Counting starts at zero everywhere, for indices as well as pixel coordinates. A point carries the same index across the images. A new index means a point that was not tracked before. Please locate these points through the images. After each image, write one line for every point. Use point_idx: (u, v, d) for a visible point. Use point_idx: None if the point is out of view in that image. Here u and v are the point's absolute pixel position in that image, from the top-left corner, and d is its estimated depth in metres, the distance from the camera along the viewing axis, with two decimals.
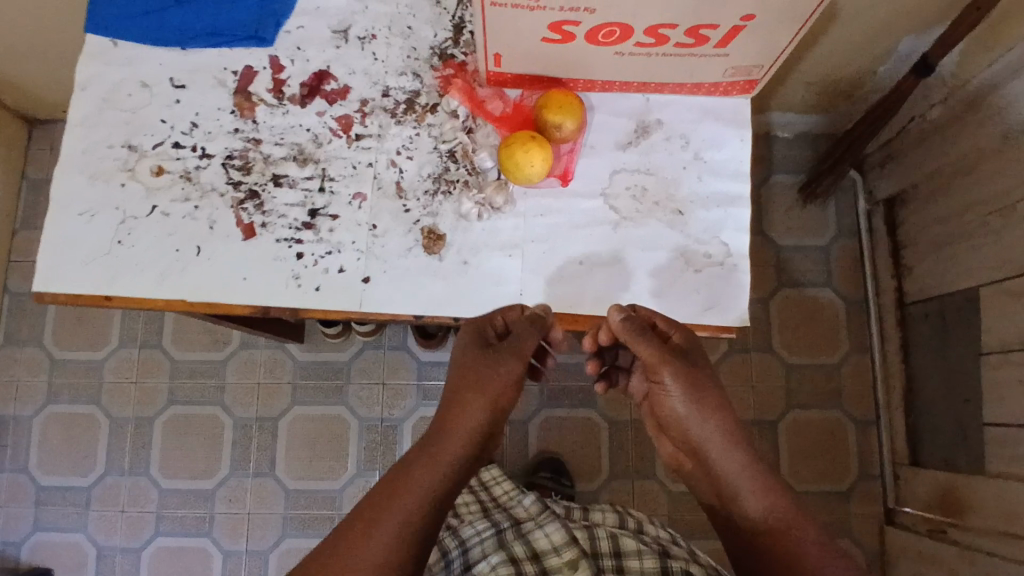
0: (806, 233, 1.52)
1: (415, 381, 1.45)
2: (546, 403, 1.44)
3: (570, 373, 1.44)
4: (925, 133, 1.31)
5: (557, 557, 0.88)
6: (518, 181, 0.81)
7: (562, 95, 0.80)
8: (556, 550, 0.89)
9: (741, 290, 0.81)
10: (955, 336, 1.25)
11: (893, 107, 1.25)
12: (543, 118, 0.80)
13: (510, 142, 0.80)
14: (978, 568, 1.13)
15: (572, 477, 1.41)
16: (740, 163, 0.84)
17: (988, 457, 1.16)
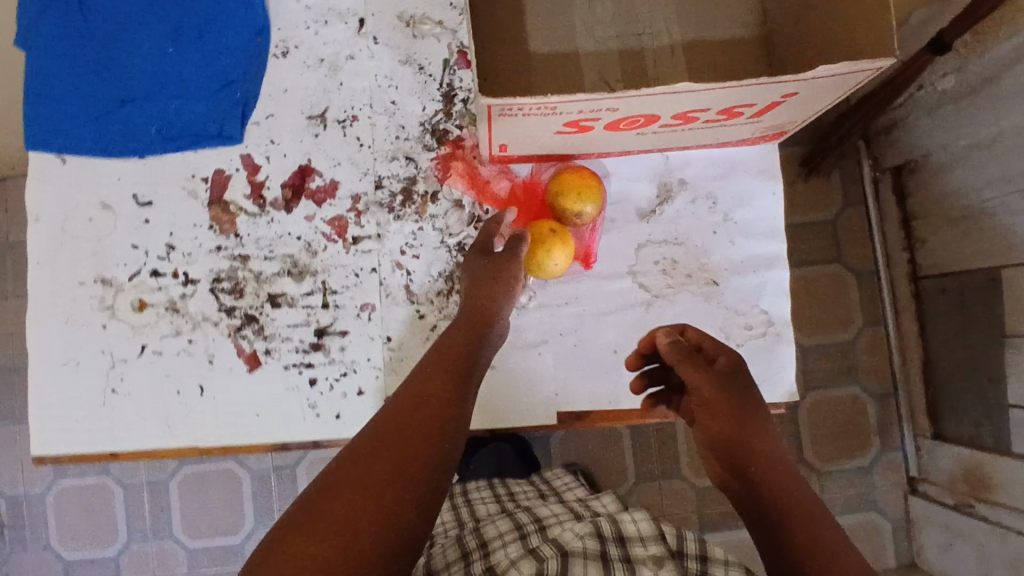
0: (812, 208, 1.46)
1: None
2: None
3: None
4: (935, 103, 1.20)
5: (642, 547, 0.75)
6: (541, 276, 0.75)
7: (578, 176, 0.72)
8: (643, 541, 0.76)
9: (786, 362, 0.77)
10: (976, 313, 1.23)
11: (901, 82, 1.15)
12: (560, 205, 0.72)
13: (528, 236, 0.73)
14: (1010, 546, 1.15)
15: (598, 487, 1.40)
16: (773, 219, 0.78)
17: (1016, 439, 1.15)
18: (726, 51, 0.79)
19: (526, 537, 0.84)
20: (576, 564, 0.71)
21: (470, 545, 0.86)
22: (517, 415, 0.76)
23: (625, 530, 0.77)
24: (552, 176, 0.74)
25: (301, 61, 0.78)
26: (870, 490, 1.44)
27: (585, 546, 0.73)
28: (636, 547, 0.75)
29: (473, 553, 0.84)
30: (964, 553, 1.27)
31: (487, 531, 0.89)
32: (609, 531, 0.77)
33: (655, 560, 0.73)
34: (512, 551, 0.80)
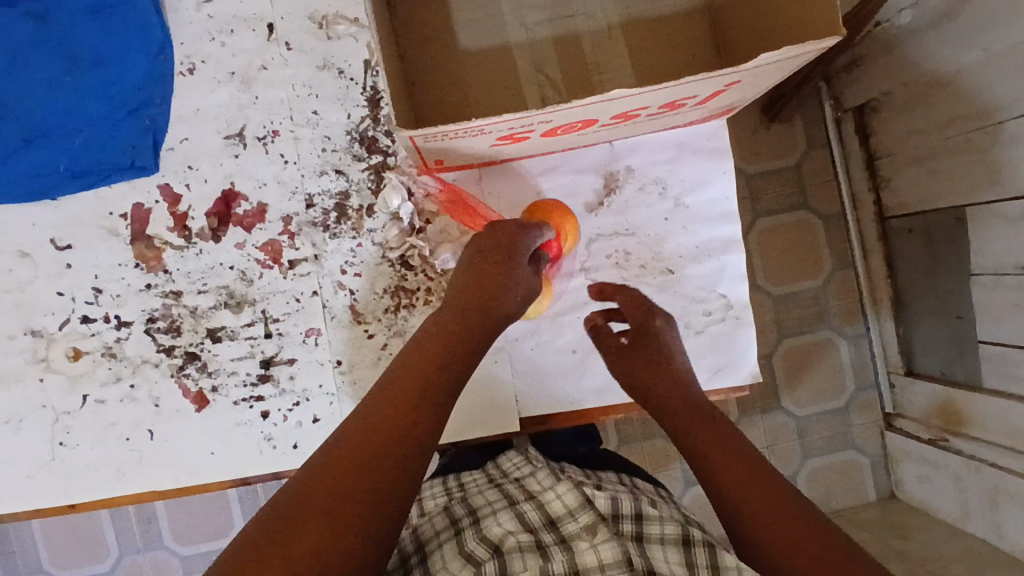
0: (775, 155, 1.39)
1: None
2: None
3: None
4: (892, 40, 1.07)
5: (573, 525, 0.57)
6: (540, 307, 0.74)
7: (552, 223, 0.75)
8: (572, 516, 0.58)
9: (749, 345, 0.75)
10: (944, 253, 1.14)
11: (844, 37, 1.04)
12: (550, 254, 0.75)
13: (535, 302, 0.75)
14: (986, 479, 1.12)
15: None
16: (728, 200, 0.76)
17: (985, 371, 1.10)
18: (661, 26, 0.75)
19: (449, 534, 0.62)
20: (513, 560, 0.54)
21: (403, 548, 0.65)
22: (478, 427, 0.75)
23: (550, 511, 0.59)
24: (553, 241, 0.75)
25: (210, 76, 0.73)
26: (849, 430, 1.43)
27: (515, 542, 0.56)
28: (566, 527, 0.57)
29: (410, 560, 0.63)
30: (943, 486, 1.25)
31: (422, 529, 0.65)
32: (534, 519, 0.59)
33: (591, 533, 0.55)
34: (447, 554, 0.60)
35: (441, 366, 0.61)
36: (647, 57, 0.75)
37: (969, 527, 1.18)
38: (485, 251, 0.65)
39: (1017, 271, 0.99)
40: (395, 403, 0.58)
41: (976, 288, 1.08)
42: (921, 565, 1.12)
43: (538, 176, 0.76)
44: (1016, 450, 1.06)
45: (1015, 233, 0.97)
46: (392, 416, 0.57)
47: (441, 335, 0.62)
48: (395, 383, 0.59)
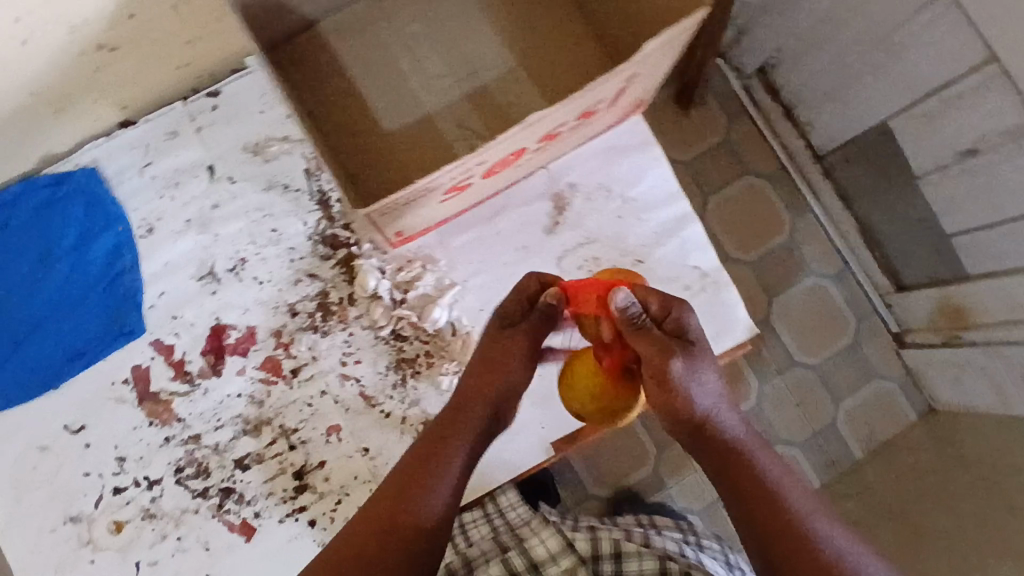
0: (702, 136, 1.47)
1: None
2: None
3: None
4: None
5: (557, 569, 0.75)
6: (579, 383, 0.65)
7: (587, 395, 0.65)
8: (555, 560, 0.76)
9: (734, 302, 0.80)
10: (884, 167, 1.20)
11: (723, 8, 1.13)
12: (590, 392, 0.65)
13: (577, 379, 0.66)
14: (1008, 360, 1.14)
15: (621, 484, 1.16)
16: (668, 182, 0.82)
17: (967, 259, 1.14)
18: (554, 55, 0.82)
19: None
20: None
21: None
22: (515, 465, 0.77)
23: (534, 554, 0.76)
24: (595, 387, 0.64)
25: (170, 230, 0.78)
26: (867, 362, 1.44)
27: None
28: (548, 569, 0.76)
29: None
30: (973, 381, 1.26)
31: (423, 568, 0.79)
32: (518, 563, 0.76)
33: None
34: None
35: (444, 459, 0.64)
36: (557, 82, 0.81)
37: None
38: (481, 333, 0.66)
39: (954, 159, 1.04)
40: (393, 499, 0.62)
41: (928, 187, 1.12)
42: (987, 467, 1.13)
43: (493, 218, 0.80)
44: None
45: (939, 126, 1.03)
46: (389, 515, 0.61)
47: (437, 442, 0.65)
48: (397, 482, 0.63)
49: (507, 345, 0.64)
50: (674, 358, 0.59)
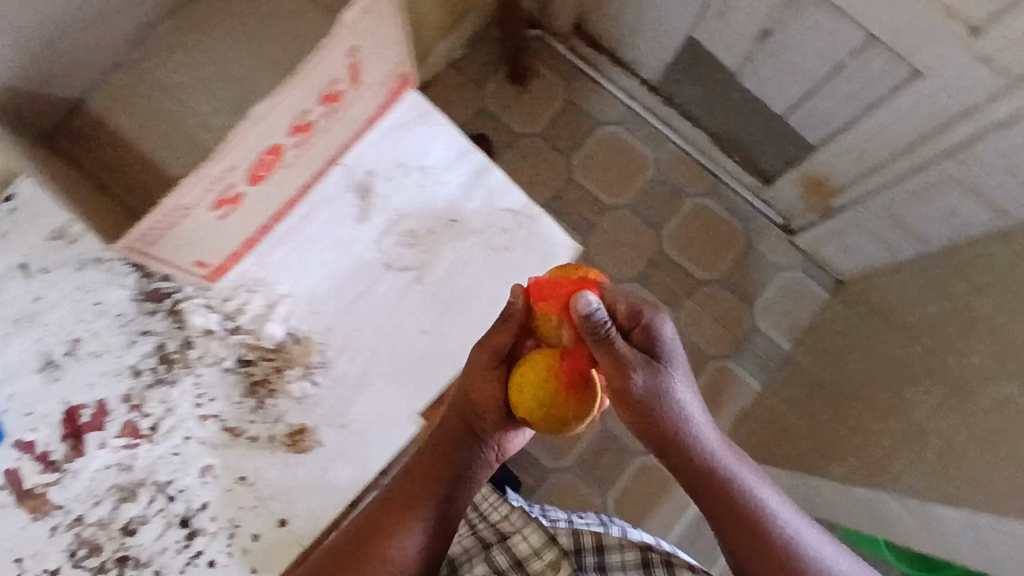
0: (546, 103, 1.55)
1: None
2: None
3: None
4: None
5: (539, 562, 0.76)
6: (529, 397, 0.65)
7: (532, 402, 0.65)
8: (537, 554, 0.77)
9: (552, 229, 0.82)
10: (711, 78, 1.33)
11: None
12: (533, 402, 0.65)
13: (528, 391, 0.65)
14: (876, 205, 1.27)
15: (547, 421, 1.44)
16: (458, 141, 0.84)
17: (804, 128, 1.27)
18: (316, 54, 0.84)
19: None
20: None
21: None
22: (391, 447, 0.77)
23: (518, 550, 0.77)
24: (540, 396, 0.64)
25: None
26: (766, 258, 1.52)
27: None
28: (532, 564, 0.77)
29: None
30: (860, 239, 1.37)
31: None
32: (501, 561, 0.77)
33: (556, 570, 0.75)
34: None
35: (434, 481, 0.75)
36: None
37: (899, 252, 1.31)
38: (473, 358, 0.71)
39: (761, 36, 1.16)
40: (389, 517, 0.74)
41: (757, 66, 1.22)
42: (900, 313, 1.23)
43: (300, 226, 0.80)
44: (884, 151, 1.18)
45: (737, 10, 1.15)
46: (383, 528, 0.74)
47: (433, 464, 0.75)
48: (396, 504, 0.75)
49: (484, 368, 0.70)
50: (636, 373, 0.65)
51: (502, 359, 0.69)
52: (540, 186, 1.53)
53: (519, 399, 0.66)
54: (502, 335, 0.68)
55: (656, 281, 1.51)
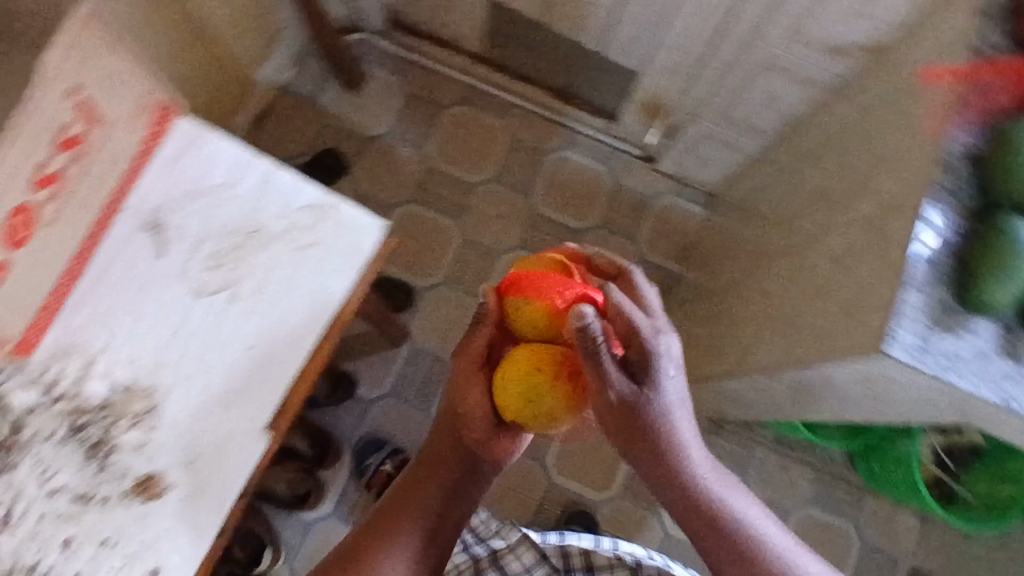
0: (385, 100, 1.55)
1: (335, 503, 1.40)
2: (425, 392, 1.45)
3: (413, 356, 1.47)
4: None
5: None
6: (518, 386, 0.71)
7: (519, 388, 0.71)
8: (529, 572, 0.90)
9: (350, 213, 0.84)
10: (526, 35, 1.35)
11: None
12: (520, 388, 0.71)
13: (517, 376, 0.71)
14: (708, 112, 1.30)
15: None
16: (238, 154, 0.82)
17: (620, 59, 1.29)
18: None
19: None
20: None
21: None
22: (246, 465, 0.81)
23: (511, 568, 0.90)
24: (527, 384, 0.70)
25: None
26: (635, 192, 1.56)
27: None
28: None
29: None
30: (710, 149, 1.40)
31: None
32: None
33: None
34: None
35: (438, 479, 0.82)
36: None
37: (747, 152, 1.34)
38: (464, 366, 0.79)
39: None
40: (392, 517, 0.80)
41: (555, 13, 1.24)
42: (755, 208, 1.26)
43: (101, 277, 0.77)
44: (691, 60, 1.20)
45: None
46: (384, 527, 0.80)
47: (435, 461, 0.82)
48: (400, 503, 0.81)
49: (470, 369, 0.78)
50: (615, 389, 0.68)
51: (483, 361, 0.78)
52: (400, 183, 1.53)
53: (502, 394, 0.73)
54: (482, 336, 0.77)
55: (536, 242, 1.53)
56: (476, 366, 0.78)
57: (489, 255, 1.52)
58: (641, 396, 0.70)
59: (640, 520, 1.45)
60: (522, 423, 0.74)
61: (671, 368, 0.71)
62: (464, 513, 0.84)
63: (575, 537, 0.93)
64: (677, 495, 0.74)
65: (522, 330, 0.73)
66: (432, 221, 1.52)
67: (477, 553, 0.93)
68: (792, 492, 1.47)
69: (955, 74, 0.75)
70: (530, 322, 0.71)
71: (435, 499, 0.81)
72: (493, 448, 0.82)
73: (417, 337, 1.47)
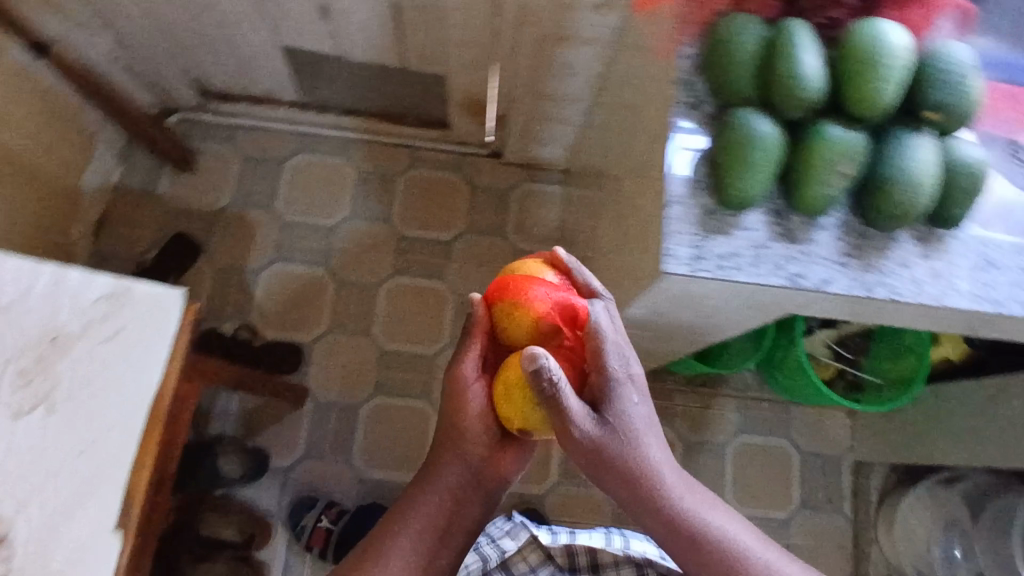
0: (222, 170, 1.56)
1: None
2: (340, 441, 1.43)
3: (319, 411, 1.44)
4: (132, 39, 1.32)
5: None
6: (511, 400, 0.71)
7: (511, 400, 0.71)
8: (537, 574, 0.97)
9: (148, 289, 0.79)
10: (329, 69, 1.37)
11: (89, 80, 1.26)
12: (511, 398, 0.71)
13: (509, 387, 0.71)
14: (519, 95, 1.33)
15: (381, 442, 1.43)
16: (13, 265, 0.76)
17: (421, 68, 1.32)
18: None
19: None
20: None
21: None
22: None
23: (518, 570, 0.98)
24: (516, 395, 0.70)
25: None
26: (495, 189, 1.58)
27: None
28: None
29: None
30: (542, 129, 1.43)
31: None
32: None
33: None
34: None
35: (434, 493, 0.80)
36: None
37: (574, 121, 1.37)
38: (454, 383, 0.79)
39: (320, 17, 1.21)
40: (388, 537, 0.77)
41: (341, 40, 1.27)
42: (597, 174, 1.29)
43: None
44: (481, 48, 1.22)
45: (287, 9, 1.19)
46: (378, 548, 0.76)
47: (432, 477, 0.80)
48: (398, 522, 0.78)
49: (461, 385, 0.79)
50: (580, 420, 0.66)
51: (468, 380, 0.78)
52: (261, 246, 1.52)
53: (500, 406, 0.74)
54: (473, 351, 0.78)
55: (410, 265, 1.52)
56: (466, 384, 0.79)
57: (367, 291, 1.50)
58: (608, 427, 0.68)
59: (586, 499, 1.46)
60: (526, 431, 0.74)
61: (634, 394, 0.71)
62: (464, 525, 0.81)
63: (583, 535, 0.99)
64: (658, 522, 0.71)
65: (511, 339, 0.73)
66: (299, 274, 1.50)
67: (485, 555, 0.97)
68: (722, 427, 1.49)
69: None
70: (517, 334, 0.71)
71: (428, 511, 0.79)
72: (490, 464, 0.81)
73: (317, 390, 1.45)
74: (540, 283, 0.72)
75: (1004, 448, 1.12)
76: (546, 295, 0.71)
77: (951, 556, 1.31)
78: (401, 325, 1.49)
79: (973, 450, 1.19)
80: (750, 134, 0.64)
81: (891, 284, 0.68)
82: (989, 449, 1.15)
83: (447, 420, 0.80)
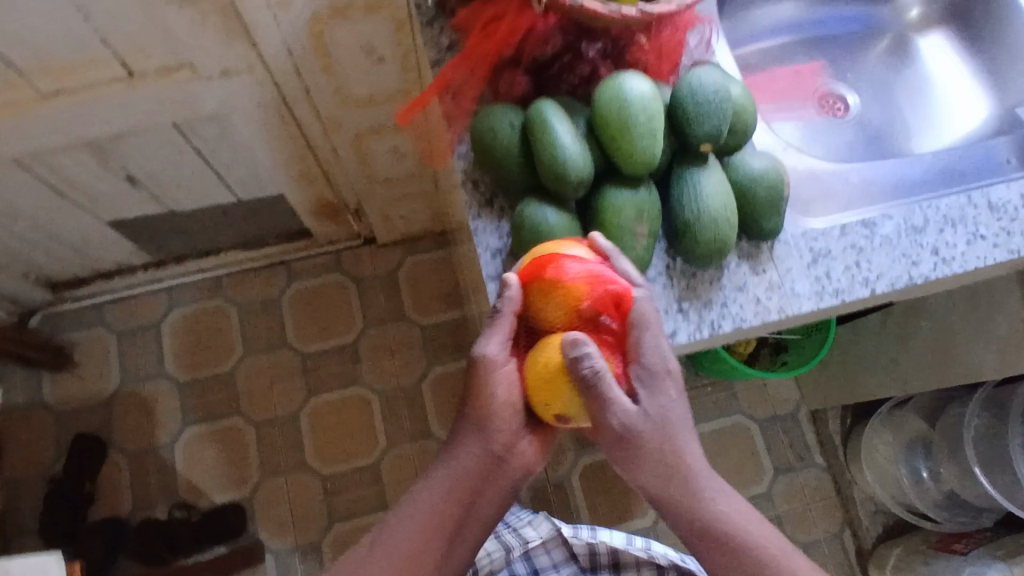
0: (102, 352, 1.48)
1: None
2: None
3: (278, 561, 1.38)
4: None
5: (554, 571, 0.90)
6: (548, 390, 0.57)
7: (546, 391, 0.58)
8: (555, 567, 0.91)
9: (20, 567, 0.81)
10: (167, 225, 1.32)
11: None
12: (547, 389, 0.57)
13: (546, 377, 0.57)
14: (363, 192, 1.29)
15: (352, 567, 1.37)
16: None
17: (256, 196, 1.28)
18: None
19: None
20: None
21: None
22: None
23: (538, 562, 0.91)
24: (554, 385, 0.57)
25: None
26: (379, 275, 1.53)
27: None
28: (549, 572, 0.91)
29: None
30: (399, 208, 1.40)
31: None
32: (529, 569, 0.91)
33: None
34: None
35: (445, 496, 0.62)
36: None
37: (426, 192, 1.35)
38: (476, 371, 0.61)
39: (131, 185, 1.16)
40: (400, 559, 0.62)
41: (165, 197, 1.22)
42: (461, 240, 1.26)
43: None
44: (303, 163, 1.18)
45: (95, 189, 1.14)
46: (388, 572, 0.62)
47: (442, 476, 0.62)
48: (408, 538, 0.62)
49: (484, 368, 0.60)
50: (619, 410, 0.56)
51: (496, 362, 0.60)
52: (165, 418, 1.45)
53: (534, 391, 0.59)
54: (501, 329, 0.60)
55: (321, 381, 1.47)
56: (492, 367, 0.60)
57: (288, 422, 1.45)
58: (647, 420, 0.58)
59: None
60: (549, 419, 0.60)
61: (672, 388, 0.60)
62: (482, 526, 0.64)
63: (606, 532, 0.90)
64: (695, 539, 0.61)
65: (548, 313, 0.58)
66: (212, 428, 1.45)
67: (504, 543, 0.90)
68: None
69: (429, 95, 0.72)
70: (553, 311, 0.58)
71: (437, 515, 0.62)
72: (519, 451, 0.62)
73: (270, 540, 1.38)
74: (572, 259, 0.58)
75: (922, 367, 1.13)
76: (586, 265, 0.58)
77: (918, 475, 1.32)
78: (333, 443, 1.44)
79: (895, 377, 1.19)
80: (539, 231, 0.62)
81: (733, 313, 0.66)
82: (909, 375, 1.15)
83: (470, 411, 0.62)
